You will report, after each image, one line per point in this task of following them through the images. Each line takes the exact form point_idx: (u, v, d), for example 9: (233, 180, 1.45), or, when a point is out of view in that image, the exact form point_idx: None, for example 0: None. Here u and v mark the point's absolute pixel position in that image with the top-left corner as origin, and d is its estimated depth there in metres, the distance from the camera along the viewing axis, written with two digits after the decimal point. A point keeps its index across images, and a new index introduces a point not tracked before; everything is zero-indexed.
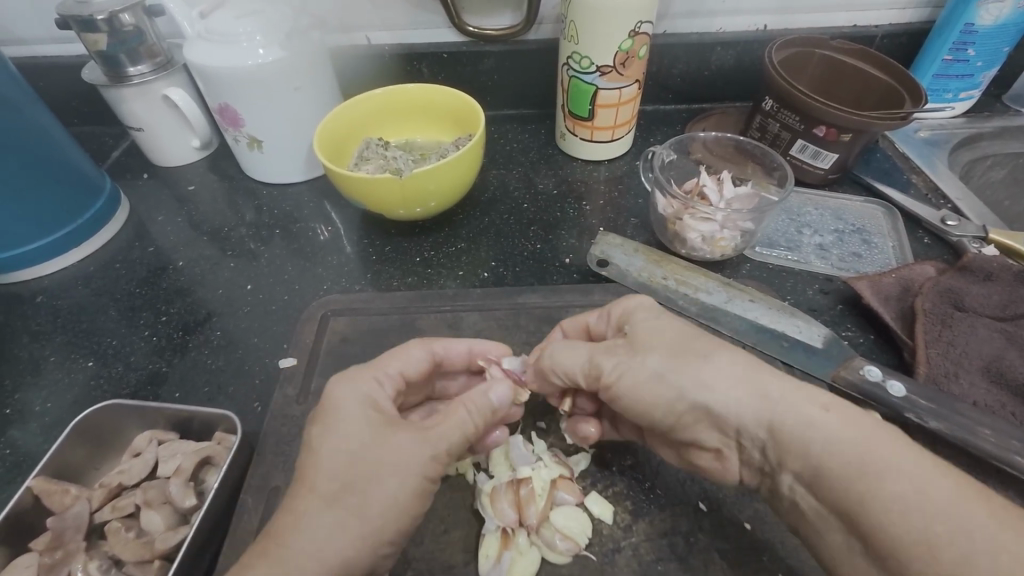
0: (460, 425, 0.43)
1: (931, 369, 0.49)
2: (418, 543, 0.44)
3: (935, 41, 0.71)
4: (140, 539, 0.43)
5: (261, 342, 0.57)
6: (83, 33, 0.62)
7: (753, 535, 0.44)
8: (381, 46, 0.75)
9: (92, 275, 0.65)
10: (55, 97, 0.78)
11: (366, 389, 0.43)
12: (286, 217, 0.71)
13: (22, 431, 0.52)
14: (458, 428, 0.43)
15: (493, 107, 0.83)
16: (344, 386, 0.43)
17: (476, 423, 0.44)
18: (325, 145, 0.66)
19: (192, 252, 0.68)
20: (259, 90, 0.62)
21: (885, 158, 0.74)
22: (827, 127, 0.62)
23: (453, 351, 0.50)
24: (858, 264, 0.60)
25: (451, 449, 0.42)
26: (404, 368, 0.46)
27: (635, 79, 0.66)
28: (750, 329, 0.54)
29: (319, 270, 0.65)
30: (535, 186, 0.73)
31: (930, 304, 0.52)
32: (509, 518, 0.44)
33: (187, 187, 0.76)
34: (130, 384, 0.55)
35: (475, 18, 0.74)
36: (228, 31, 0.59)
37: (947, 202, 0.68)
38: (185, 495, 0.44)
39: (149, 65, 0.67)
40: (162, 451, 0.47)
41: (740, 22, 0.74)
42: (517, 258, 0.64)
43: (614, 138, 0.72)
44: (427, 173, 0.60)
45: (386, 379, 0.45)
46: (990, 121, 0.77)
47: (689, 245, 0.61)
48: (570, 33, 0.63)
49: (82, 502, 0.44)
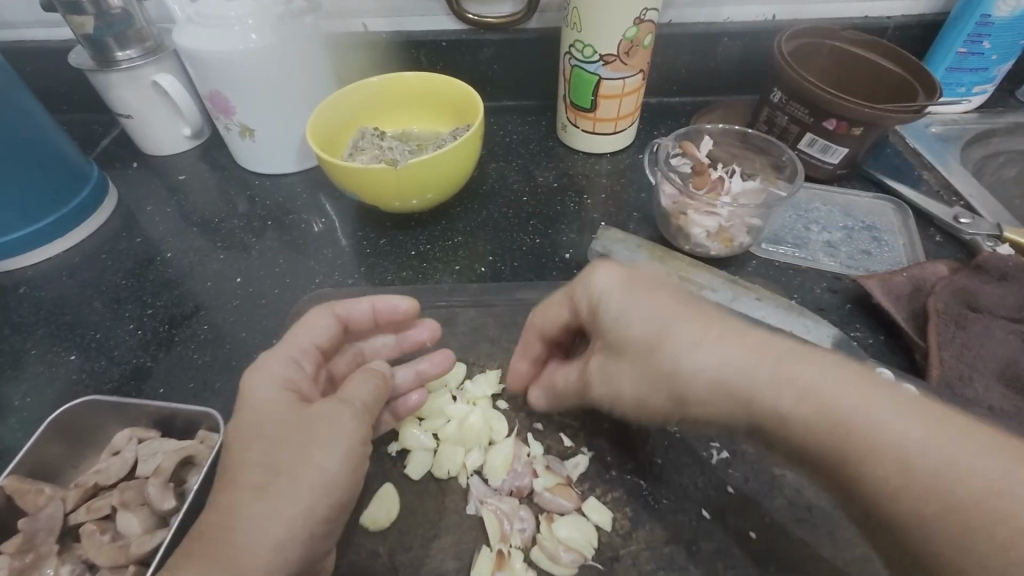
0: (366, 383, 0.43)
1: (943, 372, 0.47)
2: (407, 549, 0.43)
3: (950, 33, 0.69)
4: (117, 542, 0.42)
5: (249, 337, 0.55)
6: (68, 15, 0.60)
7: (758, 545, 0.43)
8: (378, 33, 0.73)
9: (78, 265, 0.64)
10: (42, 82, 0.76)
11: (280, 372, 0.42)
12: (279, 209, 0.69)
13: (1, 427, 0.50)
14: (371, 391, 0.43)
15: (493, 98, 0.81)
16: (258, 374, 0.41)
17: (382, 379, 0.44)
18: (320, 135, 0.64)
19: (181, 243, 0.66)
20: (250, 76, 0.60)
21: (895, 154, 0.71)
22: (837, 121, 0.60)
23: (357, 311, 0.49)
24: (869, 263, 0.59)
25: (368, 406, 0.42)
26: (337, 305, 0.49)
27: (639, 70, 0.63)
28: (756, 328, 0.53)
29: (312, 263, 0.63)
30: (535, 180, 0.71)
31: (944, 304, 0.50)
32: (328, 329, 0.47)
33: (176, 177, 0.74)
34: (113, 379, 0.53)
35: (474, 6, 0.72)
36: (219, 15, 0.57)
37: (960, 200, 0.66)
38: (164, 496, 0.42)
39: (138, 49, 0.65)
40: (142, 450, 0.45)
41: (748, 12, 0.72)
42: (514, 252, 0.62)
43: (617, 130, 0.70)
44: (424, 164, 0.58)
45: (302, 354, 0.44)
46: (1003, 117, 0.75)
47: (692, 241, 0.59)
48: (573, 20, 0.61)
49: (57, 503, 0.42)
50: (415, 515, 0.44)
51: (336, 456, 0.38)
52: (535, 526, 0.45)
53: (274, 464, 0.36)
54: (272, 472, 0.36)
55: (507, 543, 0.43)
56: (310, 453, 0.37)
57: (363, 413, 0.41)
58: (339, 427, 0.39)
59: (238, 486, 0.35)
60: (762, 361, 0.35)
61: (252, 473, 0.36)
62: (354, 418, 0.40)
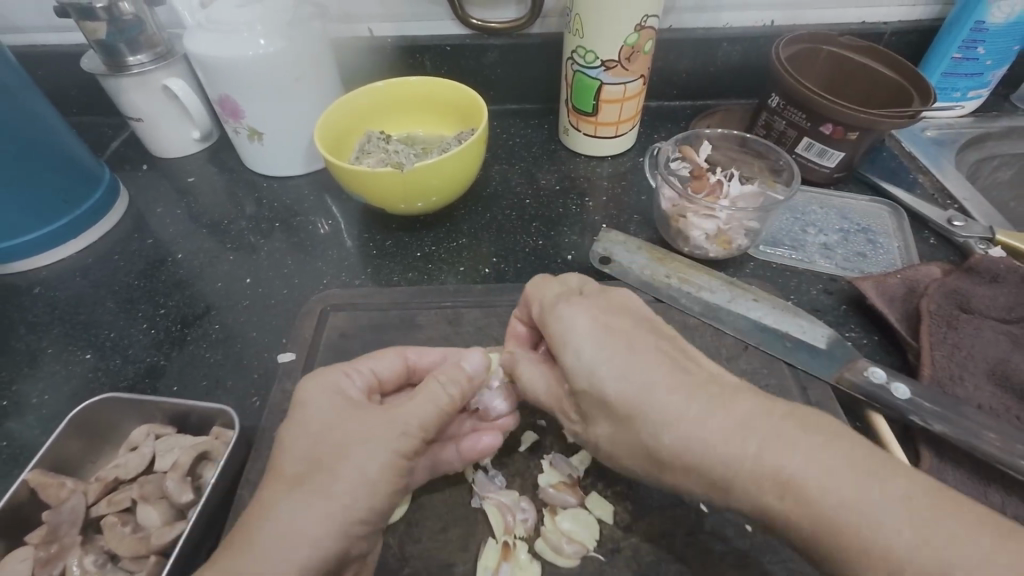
0: (434, 402, 0.43)
1: (935, 371, 0.48)
2: (416, 541, 0.44)
3: (944, 39, 0.70)
4: (136, 534, 0.43)
5: (259, 337, 0.57)
6: (81, 22, 0.61)
7: (754, 537, 0.44)
8: (384, 37, 0.75)
9: (91, 266, 0.65)
10: (54, 86, 0.77)
11: (339, 386, 0.44)
12: (287, 210, 0.71)
13: (20, 423, 0.52)
14: (428, 409, 0.42)
15: (496, 101, 0.82)
16: (314, 387, 0.43)
17: (452, 395, 0.43)
18: (327, 139, 0.65)
19: (192, 244, 0.67)
20: (259, 81, 0.61)
21: (891, 157, 0.73)
22: (833, 126, 0.61)
23: (429, 356, 0.49)
24: (864, 265, 0.60)
25: (424, 426, 0.41)
26: (407, 350, 0.49)
27: (640, 75, 0.65)
28: (753, 329, 0.54)
29: (320, 264, 0.64)
30: (537, 183, 0.72)
31: (936, 305, 0.52)
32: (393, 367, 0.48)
33: (186, 179, 0.75)
34: (128, 377, 0.54)
35: (478, 11, 0.73)
36: (229, 21, 0.59)
37: (954, 203, 0.67)
38: (182, 490, 0.44)
39: (149, 54, 0.67)
40: (158, 445, 0.47)
41: (747, 18, 0.73)
42: (517, 254, 0.64)
43: (618, 134, 0.71)
44: (429, 169, 0.59)
45: (356, 374, 0.45)
46: (998, 121, 0.76)
47: (692, 243, 0.60)
48: (575, 27, 0.62)
49: (78, 496, 0.44)
50: (423, 509, 0.46)
51: (375, 460, 0.39)
52: (538, 518, 0.46)
53: (312, 458, 0.38)
54: (311, 463, 0.38)
55: (512, 535, 0.45)
56: (349, 452, 0.38)
57: (413, 433, 0.41)
58: (379, 441, 0.39)
59: (280, 478, 0.37)
60: (729, 433, 0.36)
61: (295, 465, 0.38)
62: (400, 437, 0.40)
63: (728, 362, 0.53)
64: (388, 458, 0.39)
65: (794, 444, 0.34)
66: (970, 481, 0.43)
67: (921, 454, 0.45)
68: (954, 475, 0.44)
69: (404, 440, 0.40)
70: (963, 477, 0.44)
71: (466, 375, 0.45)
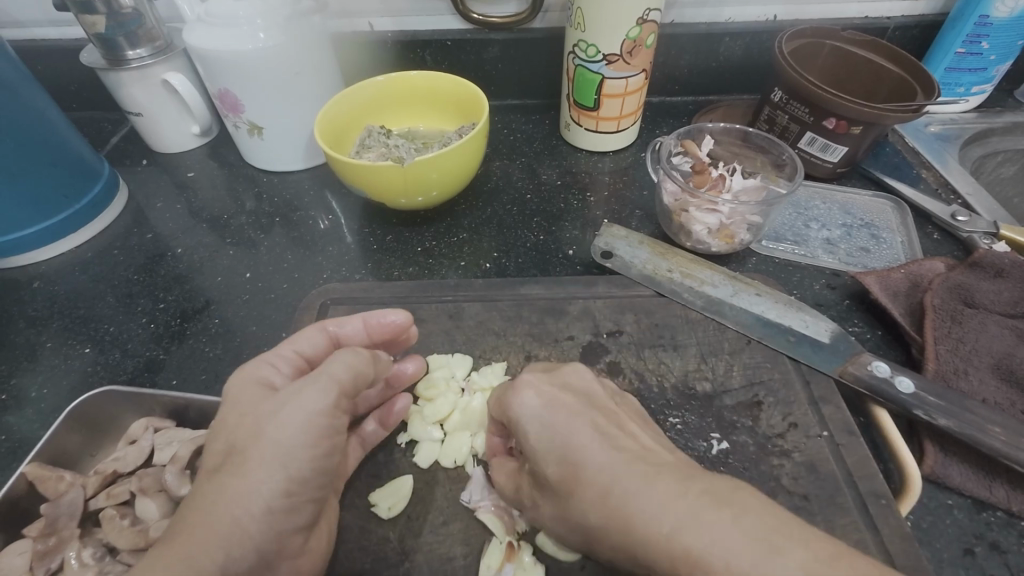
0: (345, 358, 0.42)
1: (939, 366, 0.48)
2: (417, 535, 0.44)
3: (949, 34, 0.70)
4: (136, 527, 0.43)
5: (259, 331, 0.56)
6: (81, 15, 0.62)
7: None
8: (384, 32, 0.74)
9: (90, 260, 0.65)
10: (53, 80, 0.77)
11: (259, 374, 0.43)
12: (287, 205, 0.70)
13: (18, 417, 0.52)
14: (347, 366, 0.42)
15: (496, 96, 0.82)
16: (240, 377, 0.42)
17: (350, 359, 0.42)
18: (327, 133, 0.65)
19: (191, 239, 0.67)
20: (259, 75, 0.61)
21: (894, 153, 0.73)
22: (836, 120, 0.61)
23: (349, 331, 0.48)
24: (867, 259, 0.60)
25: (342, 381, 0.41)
26: (325, 322, 0.48)
27: (642, 69, 0.64)
28: (755, 323, 0.54)
29: (320, 260, 0.64)
30: (538, 178, 0.72)
31: (940, 300, 0.51)
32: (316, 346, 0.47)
33: (186, 174, 0.75)
34: (127, 371, 0.54)
35: (479, 6, 0.73)
36: (229, 14, 0.58)
37: (958, 198, 0.67)
38: (181, 483, 0.44)
39: (148, 48, 0.66)
40: (157, 439, 0.47)
41: (750, 12, 0.73)
42: (519, 249, 0.63)
43: (619, 129, 0.71)
44: (429, 162, 0.59)
45: (279, 359, 0.44)
46: (1002, 116, 0.76)
47: (694, 237, 0.60)
48: (577, 21, 0.62)
49: (77, 489, 0.44)
50: (423, 503, 0.46)
51: (294, 431, 0.39)
52: None
53: (229, 443, 0.39)
54: (229, 450, 0.38)
55: (516, 535, 0.44)
56: (267, 429, 0.38)
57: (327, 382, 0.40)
58: (303, 405, 0.39)
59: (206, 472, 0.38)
60: (669, 516, 0.34)
61: (217, 453, 0.39)
62: (326, 397, 0.40)
63: (730, 356, 0.52)
64: (318, 428, 0.39)
65: (705, 516, 0.33)
66: (975, 476, 0.43)
67: (926, 450, 0.45)
68: (959, 470, 0.43)
69: (327, 398, 0.40)
70: (968, 472, 0.43)
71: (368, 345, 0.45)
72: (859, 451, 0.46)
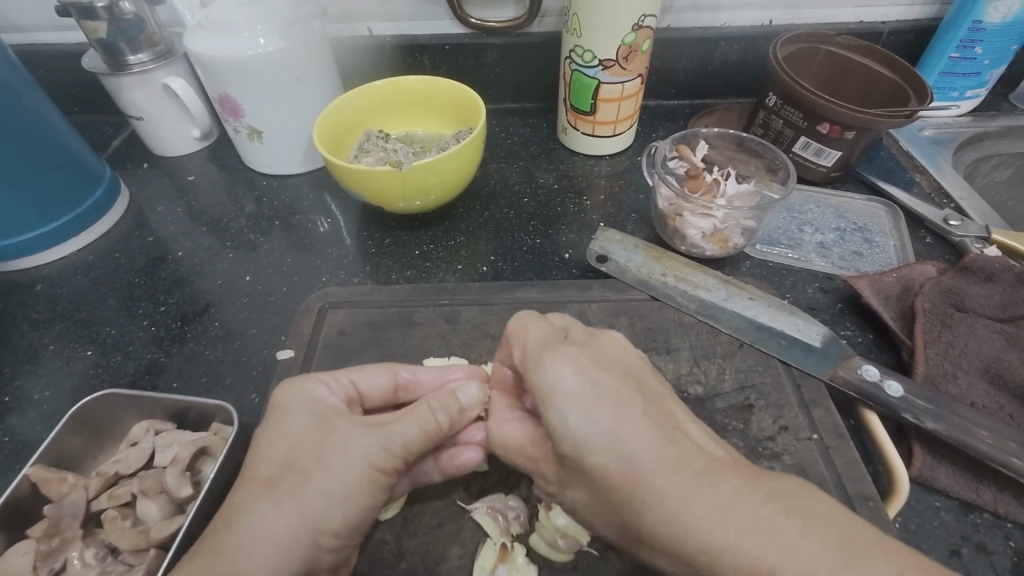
0: (420, 423, 0.44)
1: (929, 369, 0.49)
2: (413, 536, 0.45)
3: (942, 38, 0.71)
4: (137, 528, 0.44)
5: (258, 334, 0.57)
6: (82, 21, 0.62)
7: None
8: (383, 37, 0.75)
9: (92, 263, 0.65)
10: (55, 84, 0.78)
11: (315, 393, 0.44)
12: (286, 209, 0.71)
13: (20, 420, 0.52)
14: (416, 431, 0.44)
15: (494, 100, 0.82)
16: (294, 391, 0.44)
17: (439, 422, 0.45)
18: (326, 137, 0.66)
19: (191, 242, 0.68)
20: (258, 80, 0.62)
21: (888, 157, 0.73)
22: (830, 125, 0.61)
23: (421, 379, 0.49)
24: (859, 263, 0.60)
25: (407, 445, 0.43)
26: (397, 367, 0.48)
27: (637, 74, 0.65)
28: (748, 326, 0.54)
29: (319, 263, 0.64)
30: (536, 182, 0.73)
31: (931, 304, 0.52)
32: (376, 381, 0.47)
33: (186, 177, 0.76)
34: (128, 373, 0.55)
35: (477, 10, 0.74)
36: (229, 20, 0.59)
37: (951, 202, 0.67)
38: (181, 485, 0.44)
39: (149, 53, 0.67)
40: (159, 441, 0.48)
41: (745, 18, 0.74)
42: (515, 252, 0.64)
43: (615, 133, 0.72)
44: (427, 167, 0.59)
45: (337, 385, 0.46)
46: (996, 120, 0.76)
47: (688, 241, 0.61)
48: (573, 26, 0.62)
49: (79, 490, 0.44)
50: (418, 504, 0.46)
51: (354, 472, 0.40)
52: (532, 514, 0.46)
53: (289, 458, 0.40)
54: (285, 466, 0.39)
55: (510, 536, 0.45)
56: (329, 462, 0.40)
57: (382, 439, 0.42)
58: (360, 449, 0.41)
59: (256, 480, 0.38)
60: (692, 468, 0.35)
61: (269, 467, 0.39)
62: (383, 450, 0.41)
63: (723, 360, 0.53)
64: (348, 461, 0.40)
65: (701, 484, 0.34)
66: (962, 479, 0.44)
67: (914, 451, 0.45)
68: (947, 472, 0.44)
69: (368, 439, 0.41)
70: (956, 475, 0.44)
71: (459, 406, 0.46)
72: (848, 454, 0.46)
